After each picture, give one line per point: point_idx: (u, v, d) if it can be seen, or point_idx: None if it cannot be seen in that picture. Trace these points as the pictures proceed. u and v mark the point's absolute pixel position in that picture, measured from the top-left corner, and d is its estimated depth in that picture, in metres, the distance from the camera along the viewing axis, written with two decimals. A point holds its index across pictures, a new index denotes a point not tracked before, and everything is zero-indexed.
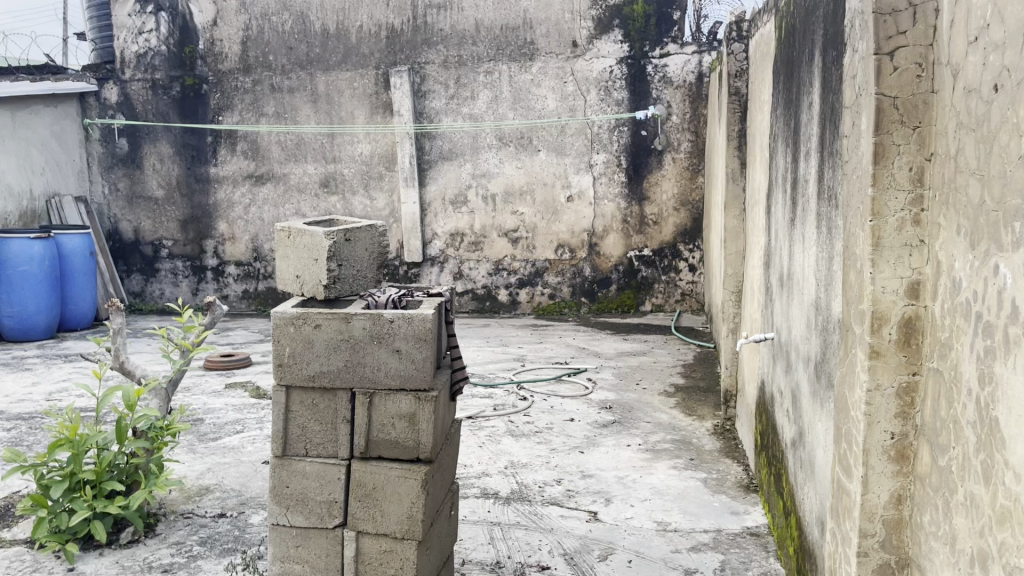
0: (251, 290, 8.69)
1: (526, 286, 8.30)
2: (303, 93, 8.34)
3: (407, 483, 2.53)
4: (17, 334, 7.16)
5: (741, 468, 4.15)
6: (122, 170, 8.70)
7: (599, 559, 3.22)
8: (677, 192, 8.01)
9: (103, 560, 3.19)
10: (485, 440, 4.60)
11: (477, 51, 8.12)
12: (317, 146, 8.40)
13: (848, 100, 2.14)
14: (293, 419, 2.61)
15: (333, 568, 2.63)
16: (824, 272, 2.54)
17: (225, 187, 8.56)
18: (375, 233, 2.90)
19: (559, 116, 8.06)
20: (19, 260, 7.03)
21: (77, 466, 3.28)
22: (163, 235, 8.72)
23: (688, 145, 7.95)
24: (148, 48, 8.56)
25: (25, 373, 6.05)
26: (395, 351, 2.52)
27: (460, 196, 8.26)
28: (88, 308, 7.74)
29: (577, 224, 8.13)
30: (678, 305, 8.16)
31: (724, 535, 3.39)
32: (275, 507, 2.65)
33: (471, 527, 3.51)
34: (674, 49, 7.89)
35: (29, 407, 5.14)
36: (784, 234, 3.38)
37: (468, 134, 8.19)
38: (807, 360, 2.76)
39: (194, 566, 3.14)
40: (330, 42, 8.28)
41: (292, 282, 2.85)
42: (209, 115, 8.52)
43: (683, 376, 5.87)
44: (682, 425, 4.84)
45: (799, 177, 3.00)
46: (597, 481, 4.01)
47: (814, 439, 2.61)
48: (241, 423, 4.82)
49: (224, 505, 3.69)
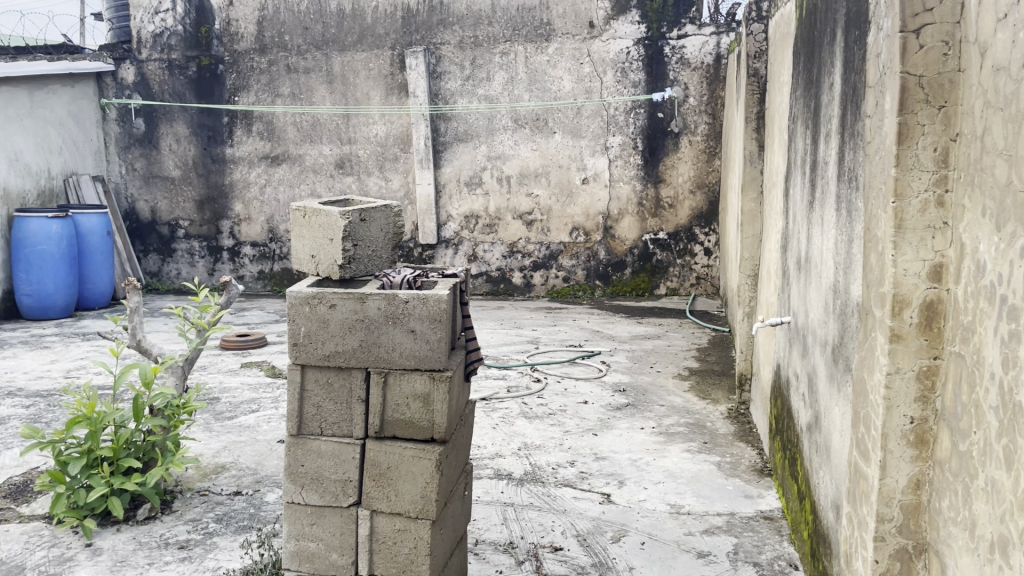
0: (267, 270, 8.73)
1: (540, 268, 8.29)
2: (318, 74, 8.33)
3: (420, 462, 2.54)
4: (36, 313, 7.23)
5: (754, 452, 4.13)
6: (139, 150, 8.74)
7: (612, 541, 3.22)
8: (694, 175, 7.94)
9: (120, 536, 3.22)
10: (498, 421, 4.61)
11: (494, 32, 8.06)
12: (332, 127, 8.39)
13: (871, 79, 2.11)
14: (309, 398, 2.62)
15: (348, 546, 2.64)
16: (843, 255, 2.51)
17: (241, 168, 8.58)
18: (390, 213, 2.92)
19: (575, 98, 8.01)
20: (37, 238, 7.12)
21: (94, 443, 3.32)
22: (179, 215, 8.75)
23: (705, 127, 7.87)
24: (165, 28, 8.56)
25: (45, 350, 6.11)
26: (410, 331, 2.52)
27: (475, 177, 8.24)
28: (106, 287, 7.79)
29: (592, 207, 8.09)
30: (694, 289, 8.11)
31: (737, 518, 3.38)
32: (290, 485, 2.66)
33: (484, 508, 3.52)
34: (691, 31, 7.80)
35: (47, 385, 5.20)
36: (802, 217, 3.34)
37: (483, 116, 8.16)
38: (824, 343, 2.74)
39: (210, 543, 3.17)
40: (346, 23, 8.25)
41: (307, 262, 2.83)
42: (225, 96, 8.52)
43: (697, 360, 5.86)
44: (696, 408, 4.83)
45: (820, 159, 2.95)
46: (611, 463, 4.00)
47: (830, 423, 2.59)
48: (257, 402, 4.84)
49: (240, 482, 3.72)
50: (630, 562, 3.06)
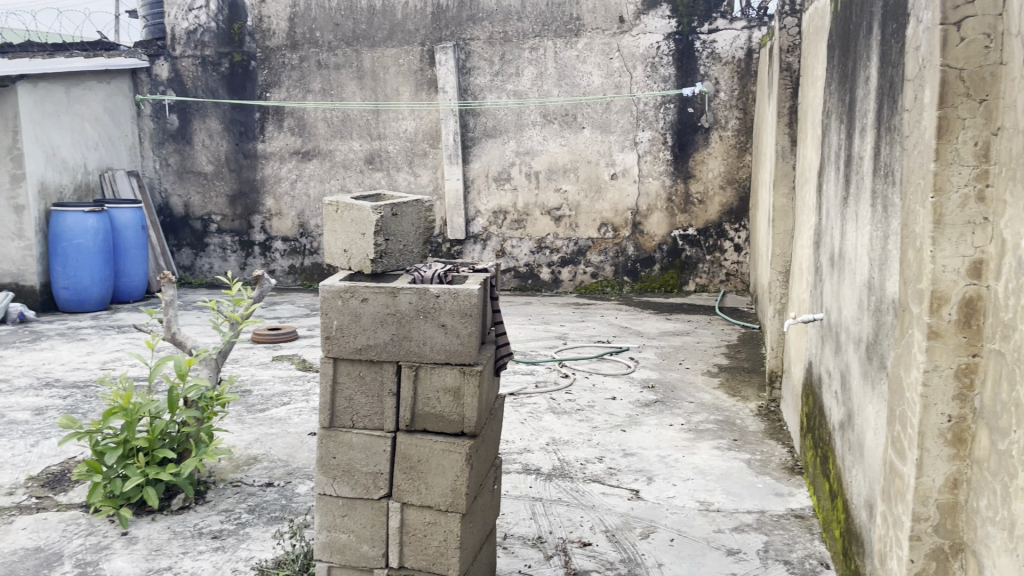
0: (298, 265, 8.80)
1: (568, 264, 8.28)
2: (349, 70, 8.39)
3: (451, 456, 2.55)
4: (73, 306, 7.37)
5: (785, 450, 4.10)
6: (173, 145, 8.86)
7: (641, 537, 3.21)
8: (724, 170, 7.88)
9: (155, 525, 3.28)
10: (526, 416, 4.62)
11: (523, 27, 8.06)
12: (362, 122, 8.44)
13: (910, 73, 2.08)
14: (341, 391, 2.64)
15: (378, 538, 2.65)
16: (879, 250, 2.48)
17: (273, 163, 8.66)
18: (422, 208, 2.93)
19: (604, 93, 7.98)
20: (74, 232, 7.25)
21: (130, 433, 3.37)
22: (212, 210, 8.86)
23: (736, 122, 7.80)
24: (198, 25, 8.65)
25: (82, 342, 6.23)
26: (441, 326, 2.54)
27: (504, 173, 8.25)
28: (140, 281, 7.91)
29: (621, 202, 8.06)
30: (724, 285, 8.05)
31: (767, 516, 3.36)
32: (322, 476, 2.67)
33: (512, 502, 3.52)
34: (723, 25, 7.72)
35: (83, 376, 5.29)
36: (835, 213, 3.30)
37: (512, 111, 8.15)
38: (858, 340, 2.71)
39: (243, 533, 3.21)
40: (376, 19, 8.29)
41: (340, 256, 2.84)
42: (257, 91, 8.61)
43: (727, 357, 5.82)
44: (726, 406, 4.80)
45: (855, 154, 2.91)
46: (639, 460, 3.99)
47: (863, 421, 2.57)
48: (288, 395, 4.90)
49: (272, 474, 3.77)
50: (659, 559, 3.05)
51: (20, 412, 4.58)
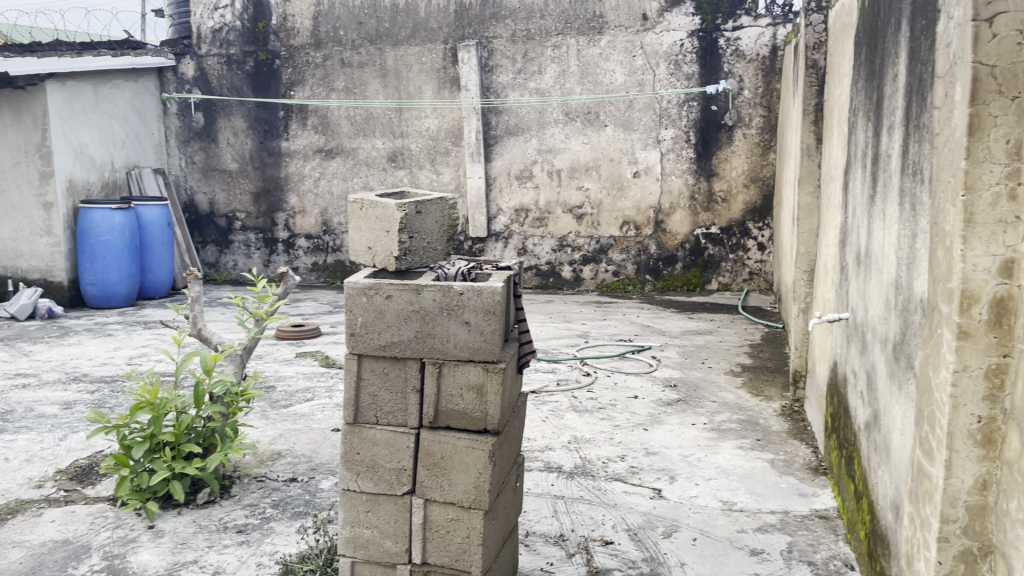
0: (321, 262, 8.84)
1: (590, 262, 8.26)
2: (372, 68, 8.42)
3: (474, 453, 2.56)
4: (100, 302, 7.47)
5: (809, 450, 4.06)
6: (198, 143, 8.94)
7: (663, 536, 3.20)
8: (748, 169, 7.83)
9: (181, 519, 3.32)
10: (548, 414, 4.62)
11: (546, 25, 8.05)
12: (385, 121, 8.47)
13: (940, 70, 2.06)
14: (365, 388, 2.65)
15: (401, 534, 2.66)
16: (906, 249, 2.45)
17: (297, 161, 8.71)
18: (445, 205, 2.93)
19: (627, 90, 7.96)
20: (101, 229, 7.34)
21: (157, 428, 3.41)
22: (236, 207, 8.94)
23: (760, 120, 7.75)
24: (223, 24, 8.73)
25: (109, 338, 6.32)
26: (465, 323, 2.54)
27: (526, 171, 8.25)
28: (166, 277, 7.99)
29: (643, 200, 8.03)
30: (747, 284, 8.00)
31: (792, 517, 3.34)
32: (346, 472, 2.69)
33: (534, 500, 3.53)
34: (747, 22, 7.67)
35: (110, 371, 5.36)
36: (862, 211, 3.28)
37: (535, 109, 8.15)
38: (885, 340, 2.68)
39: (267, 527, 3.24)
40: (399, 17, 8.32)
41: (364, 254, 2.86)
42: (281, 90, 8.67)
43: (750, 357, 5.78)
44: (749, 405, 4.77)
45: (882, 152, 2.88)
46: (661, 459, 3.98)
47: (889, 421, 2.55)
48: (312, 391, 4.93)
49: (296, 469, 3.80)
50: (682, 558, 3.04)
51: (49, 406, 4.66)
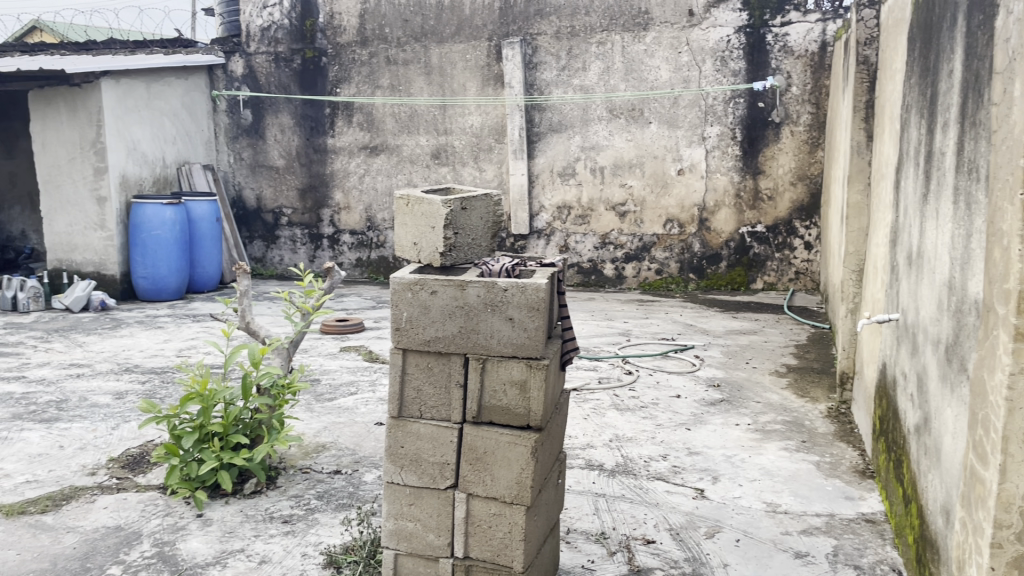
0: (365, 258, 8.93)
1: (632, 260, 8.21)
2: (417, 65, 8.48)
3: (516, 449, 2.57)
4: (151, 295, 7.64)
5: (856, 453, 4.00)
6: (247, 140, 9.09)
7: (706, 536, 3.18)
8: (795, 166, 7.72)
9: (229, 508, 3.39)
10: (589, 412, 4.61)
11: (591, 21, 8.02)
12: (429, 118, 8.53)
13: (998, 66, 2.01)
14: (409, 381, 2.67)
15: (444, 528, 2.69)
16: (960, 249, 2.40)
17: (342, 157, 8.81)
18: (490, 202, 2.94)
19: (672, 87, 7.90)
20: (153, 224, 7.51)
21: (206, 418, 3.47)
22: (283, 203, 9.07)
23: (808, 117, 7.63)
24: (272, 22, 8.85)
25: (159, 330, 6.46)
26: (508, 319, 2.55)
27: (569, 168, 8.23)
28: (214, 272, 8.16)
29: (687, 198, 7.96)
30: (793, 284, 7.90)
31: (837, 520, 3.29)
32: (390, 465, 2.72)
33: (576, 497, 3.53)
34: (796, 17, 7.56)
35: (161, 362, 5.49)
36: (914, 210, 3.21)
37: (579, 106, 8.14)
38: (937, 341, 2.63)
39: (312, 518, 3.29)
40: (445, 15, 8.36)
41: (410, 249, 2.89)
42: (327, 87, 8.77)
43: (796, 357, 5.70)
44: (794, 407, 4.70)
45: (936, 150, 2.83)
46: (705, 459, 3.95)
47: (940, 425, 2.50)
48: (355, 385, 4.99)
49: (340, 462, 3.85)
50: (725, 559, 3.01)
51: (101, 396, 4.78)
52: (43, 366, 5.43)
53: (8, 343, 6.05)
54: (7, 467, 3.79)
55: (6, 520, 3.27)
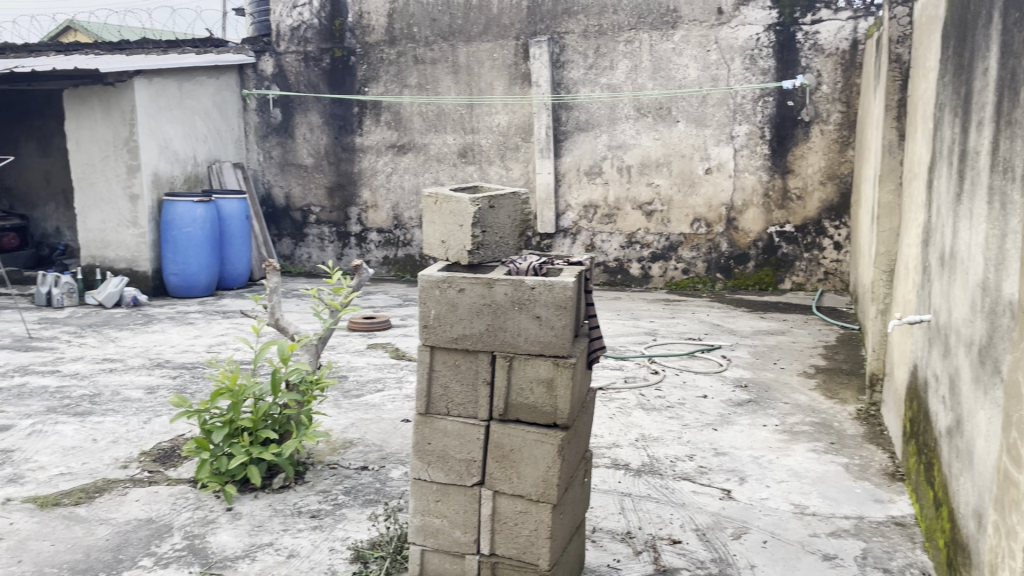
0: (391, 256, 8.98)
1: (659, 260, 8.17)
2: (445, 64, 8.51)
3: (543, 446, 2.58)
4: (182, 291, 7.74)
5: (886, 456, 3.95)
6: (276, 138, 9.17)
7: (733, 537, 3.17)
8: (825, 166, 7.64)
9: (258, 502, 3.43)
10: (615, 411, 4.60)
11: (619, 20, 8.00)
12: (456, 117, 8.56)
13: None
14: (437, 378, 2.69)
15: (470, 524, 2.70)
16: (995, 250, 2.37)
17: (370, 156, 8.86)
18: (518, 200, 2.94)
19: (700, 86, 7.85)
20: (184, 221, 7.61)
21: (236, 413, 3.52)
22: (311, 202, 9.14)
23: (839, 116, 7.55)
24: (302, 21, 8.92)
25: (189, 326, 6.55)
26: (535, 317, 2.56)
27: (596, 167, 8.21)
28: (243, 269, 8.25)
29: (715, 197, 7.91)
30: (822, 284, 7.81)
31: (866, 522, 3.26)
32: (417, 461, 2.73)
33: (601, 495, 3.53)
34: (827, 15, 7.47)
35: (191, 358, 5.56)
36: (947, 210, 3.17)
37: (606, 105, 8.12)
38: (970, 343, 2.60)
39: (340, 513, 3.32)
40: (473, 14, 8.38)
41: (438, 247, 2.90)
42: (356, 86, 8.83)
43: (825, 358, 5.65)
44: (823, 408, 4.66)
45: (970, 149, 2.79)
46: (732, 459, 3.93)
47: (973, 428, 2.47)
48: (382, 382, 5.02)
49: (367, 458, 3.88)
50: (751, 560, 3.00)
51: (133, 390, 4.85)
52: (77, 360, 5.53)
53: (42, 338, 6.16)
54: (42, 459, 3.86)
55: (40, 512, 3.33)
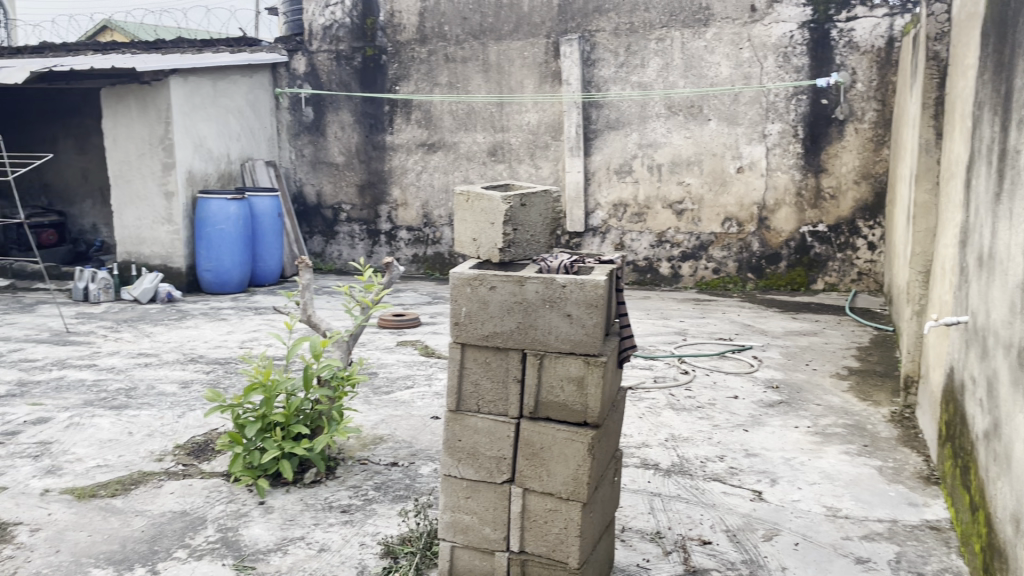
0: (421, 254, 9.01)
1: (689, 259, 8.12)
2: (475, 63, 8.53)
3: (573, 445, 2.57)
4: (215, 287, 7.84)
5: (921, 459, 3.90)
6: (308, 137, 9.24)
7: (764, 539, 3.14)
8: (859, 165, 7.54)
9: (290, 496, 3.46)
10: (645, 411, 4.58)
11: (650, 18, 7.95)
12: (487, 115, 8.57)
13: None
14: (467, 375, 2.70)
15: (499, 521, 2.71)
16: None
17: (400, 154, 8.91)
18: (549, 198, 2.94)
19: (732, 84, 7.79)
20: (217, 218, 7.70)
21: (268, 408, 3.55)
22: (342, 200, 9.21)
23: (874, 114, 7.44)
24: (334, 20, 8.99)
25: (223, 322, 6.63)
26: (566, 315, 2.56)
27: (626, 165, 8.18)
28: (275, 266, 8.33)
29: (747, 196, 7.84)
30: (855, 285, 7.71)
31: (900, 526, 3.22)
32: (448, 458, 2.75)
33: (631, 495, 3.52)
34: (862, 12, 7.37)
35: (224, 353, 5.63)
36: (986, 210, 3.12)
37: (637, 103, 8.08)
38: (1009, 345, 2.55)
39: (370, 509, 3.34)
40: (504, 12, 8.39)
41: (469, 245, 2.90)
42: (387, 85, 8.88)
43: (858, 360, 5.58)
44: (856, 410, 4.60)
45: (1010, 148, 2.74)
46: (763, 461, 3.89)
47: (1011, 431, 2.43)
48: (412, 378, 5.05)
49: (397, 454, 3.90)
50: (783, 562, 2.97)
51: (168, 385, 4.93)
52: (113, 354, 5.62)
53: (79, 332, 6.27)
54: (80, 451, 3.93)
55: (78, 503, 3.40)
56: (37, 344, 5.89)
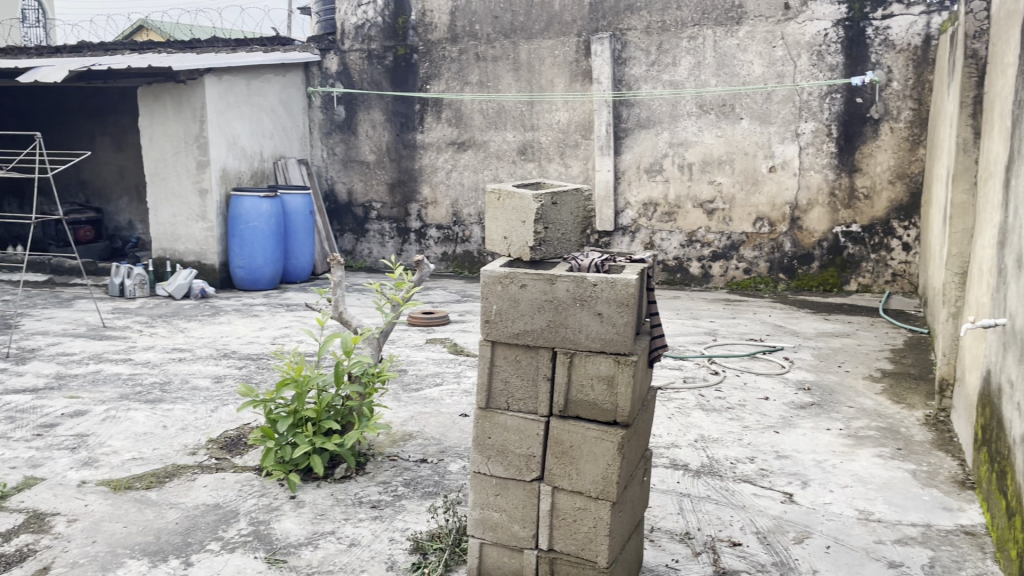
0: (450, 252, 9.05)
1: (720, 259, 8.06)
2: (506, 61, 8.54)
3: (603, 444, 2.57)
4: (247, 284, 7.94)
5: (956, 463, 3.84)
6: (340, 135, 9.31)
7: (795, 541, 3.11)
8: (894, 165, 7.44)
9: (320, 491, 3.50)
10: (674, 411, 4.56)
11: (682, 16, 7.90)
12: (517, 114, 8.58)
13: None
14: (497, 373, 2.71)
15: (529, 519, 2.71)
16: None
17: (430, 153, 8.94)
18: (581, 197, 2.94)
19: (765, 82, 7.72)
20: (250, 216, 7.79)
21: (300, 404, 3.59)
22: (373, 198, 9.27)
23: (910, 113, 7.34)
24: (366, 20, 9.04)
25: (254, 318, 6.71)
26: (597, 314, 2.56)
27: (656, 164, 8.14)
28: (306, 263, 8.41)
29: (779, 196, 7.77)
30: (889, 286, 7.60)
31: (935, 531, 3.17)
32: (477, 455, 2.76)
33: (660, 495, 3.51)
34: (898, 10, 7.27)
35: (256, 349, 5.69)
36: None
37: (668, 102, 8.04)
38: None
39: (399, 505, 3.36)
40: (535, 10, 8.39)
41: (500, 243, 2.90)
42: (418, 84, 8.92)
43: (891, 362, 5.50)
44: (889, 413, 4.54)
45: None
46: (794, 463, 3.86)
47: None
48: (441, 376, 5.08)
49: (426, 451, 3.92)
50: (814, 565, 2.95)
51: (201, 379, 5.00)
52: (148, 349, 5.71)
53: (115, 327, 6.38)
54: (115, 444, 4.00)
55: (114, 494, 3.46)
56: (74, 338, 6.00)
